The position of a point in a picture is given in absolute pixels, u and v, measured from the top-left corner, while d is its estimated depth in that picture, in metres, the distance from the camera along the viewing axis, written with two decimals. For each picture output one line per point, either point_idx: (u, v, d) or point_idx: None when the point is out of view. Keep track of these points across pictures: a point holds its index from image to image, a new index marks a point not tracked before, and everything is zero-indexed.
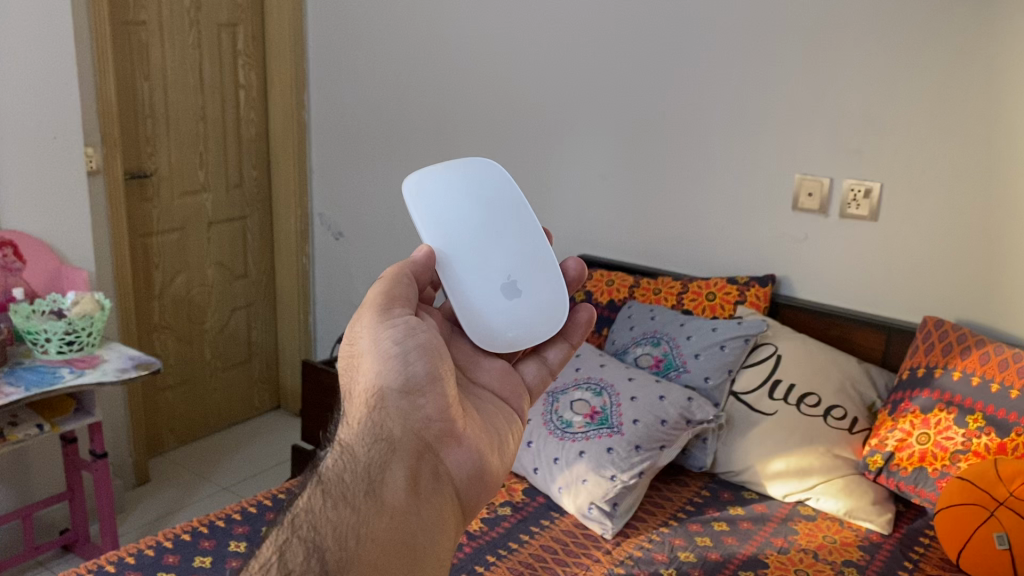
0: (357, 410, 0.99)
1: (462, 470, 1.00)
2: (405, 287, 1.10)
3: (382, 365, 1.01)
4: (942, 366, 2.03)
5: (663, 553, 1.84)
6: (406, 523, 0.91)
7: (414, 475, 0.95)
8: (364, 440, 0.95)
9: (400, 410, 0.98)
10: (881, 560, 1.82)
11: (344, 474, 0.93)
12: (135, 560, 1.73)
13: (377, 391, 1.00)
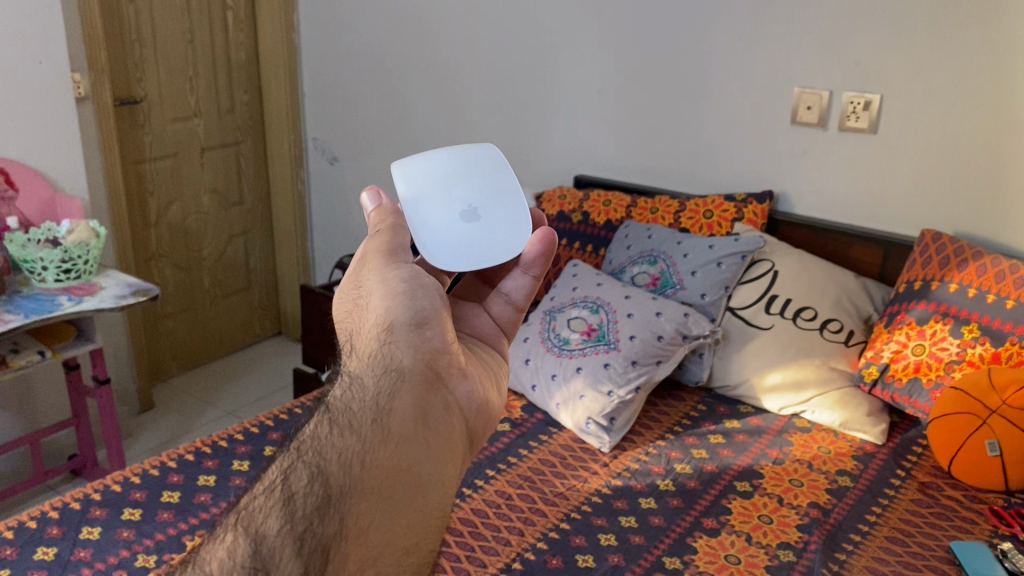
0: (367, 343, 0.92)
1: (465, 403, 0.94)
2: (403, 236, 1.06)
3: (390, 303, 0.95)
4: (939, 278, 2.02)
5: (660, 465, 1.87)
6: (415, 451, 0.82)
7: (424, 402, 0.86)
8: (372, 369, 0.88)
9: (411, 341, 0.91)
10: (874, 469, 1.85)
11: (349, 401, 0.84)
12: (140, 479, 1.76)
13: (387, 324, 0.93)
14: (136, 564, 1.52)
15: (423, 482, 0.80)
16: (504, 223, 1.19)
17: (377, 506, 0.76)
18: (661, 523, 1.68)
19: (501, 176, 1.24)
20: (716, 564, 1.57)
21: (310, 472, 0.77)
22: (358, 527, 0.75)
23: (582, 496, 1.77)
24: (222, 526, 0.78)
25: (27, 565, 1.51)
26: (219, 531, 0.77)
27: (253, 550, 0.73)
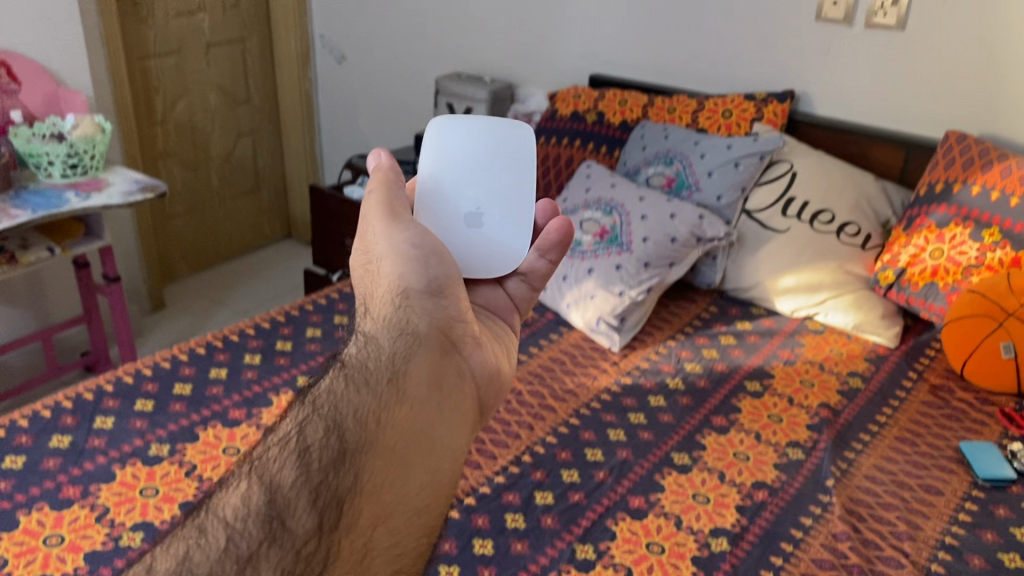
0: (383, 303, 0.92)
1: (477, 370, 0.95)
2: (400, 192, 1.04)
3: (405, 263, 0.95)
4: (962, 181, 1.97)
5: (670, 364, 1.87)
6: (428, 416, 0.83)
7: (437, 368, 0.88)
8: (386, 331, 0.88)
9: (427, 306, 0.93)
10: (885, 371, 1.85)
11: (364, 361, 0.84)
12: (152, 371, 1.77)
13: (401, 285, 0.93)
14: (151, 452, 1.54)
15: (435, 448, 0.82)
16: (509, 232, 1.12)
17: (389, 467, 0.77)
18: (670, 421, 1.69)
19: (530, 167, 1.15)
20: (725, 461, 1.58)
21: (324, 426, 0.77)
22: (371, 485, 0.75)
23: (591, 393, 1.78)
24: (233, 470, 0.76)
25: (43, 451, 1.52)
26: (230, 476, 0.75)
27: (269, 497, 0.71)
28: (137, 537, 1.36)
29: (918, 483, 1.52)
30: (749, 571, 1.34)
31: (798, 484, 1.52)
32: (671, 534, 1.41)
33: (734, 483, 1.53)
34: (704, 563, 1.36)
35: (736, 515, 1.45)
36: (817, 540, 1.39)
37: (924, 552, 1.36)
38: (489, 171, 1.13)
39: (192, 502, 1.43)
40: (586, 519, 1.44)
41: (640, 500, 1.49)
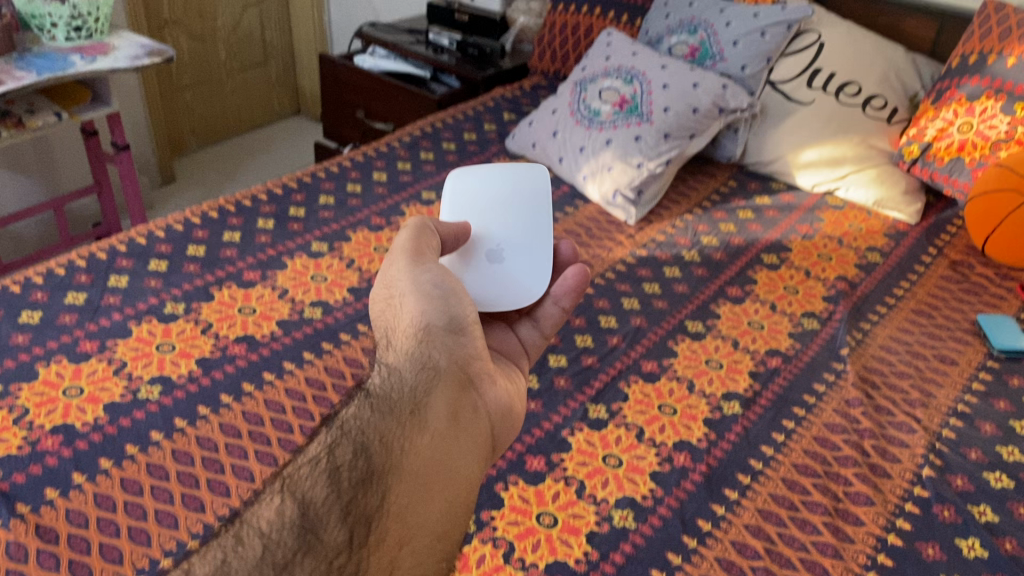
0: (404, 338, 0.90)
1: (492, 408, 0.92)
2: (430, 240, 1.06)
3: (426, 299, 0.94)
4: (998, 52, 1.89)
5: (687, 237, 1.85)
6: (448, 449, 0.79)
7: (458, 402, 0.86)
8: (410, 366, 0.86)
9: (447, 342, 0.91)
10: (905, 247, 1.83)
11: (390, 391, 0.80)
12: (165, 234, 1.75)
13: (424, 319, 0.92)
14: (166, 311, 1.54)
15: (458, 474, 0.79)
16: (529, 268, 1.23)
17: (416, 492, 0.73)
18: (685, 291, 1.68)
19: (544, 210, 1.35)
20: (739, 330, 1.58)
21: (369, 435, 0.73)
22: (398, 508, 0.71)
23: (606, 263, 1.76)
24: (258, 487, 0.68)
25: (58, 307, 1.52)
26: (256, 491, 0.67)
27: (301, 511, 0.65)
28: (156, 391, 1.37)
29: (932, 353, 1.52)
30: (760, 433, 1.36)
31: (812, 352, 1.53)
32: (684, 398, 1.43)
33: (748, 351, 1.53)
34: (716, 425, 1.37)
35: (749, 380, 1.46)
36: (829, 406, 1.40)
37: (935, 419, 1.38)
38: (512, 207, 1.33)
39: (209, 358, 1.44)
40: (599, 381, 1.46)
41: (653, 365, 1.50)
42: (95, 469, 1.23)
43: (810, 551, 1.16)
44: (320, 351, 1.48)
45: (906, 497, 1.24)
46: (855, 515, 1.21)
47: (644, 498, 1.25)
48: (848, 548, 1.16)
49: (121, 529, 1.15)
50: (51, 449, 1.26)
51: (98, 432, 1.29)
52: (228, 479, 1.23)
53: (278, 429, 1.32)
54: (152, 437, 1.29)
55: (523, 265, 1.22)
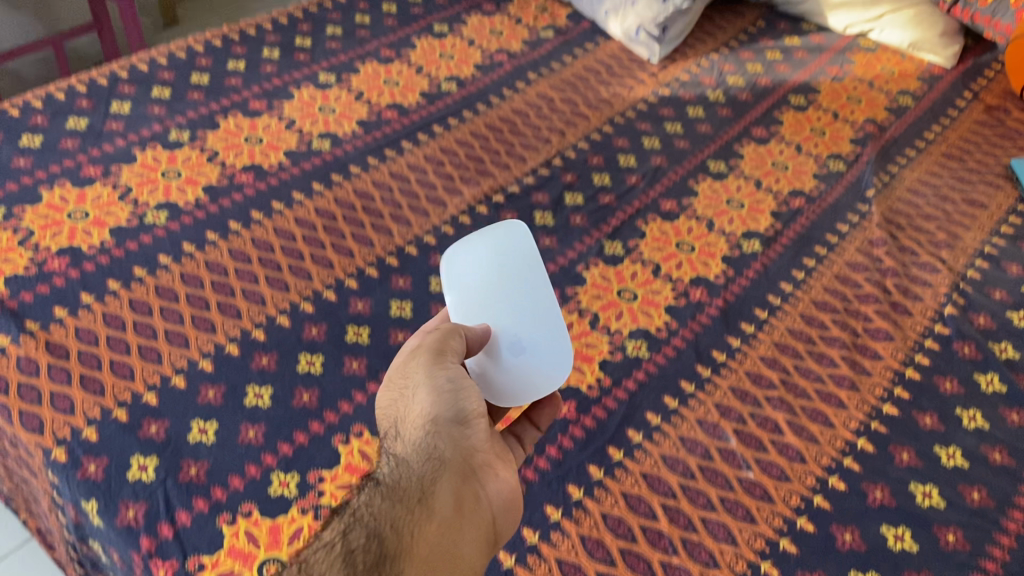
0: (413, 430, 0.80)
1: (497, 508, 0.81)
2: (462, 339, 0.85)
3: (436, 381, 0.82)
4: None
5: (711, 78, 1.77)
6: (444, 549, 0.72)
7: (461, 496, 0.77)
8: (408, 471, 0.76)
9: (456, 431, 0.80)
10: (939, 92, 1.75)
11: (379, 504, 0.71)
12: (167, 62, 1.67)
13: (431, 414, 0.80)
14: (171, 138, 1.49)
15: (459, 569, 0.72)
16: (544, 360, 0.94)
17: None
18: (708, 131, 1.62)
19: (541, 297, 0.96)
20: (763, 171, 1.53)
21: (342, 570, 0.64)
22: None
23: (627, 103, 1.69)
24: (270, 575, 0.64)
25: (59, 132, 1.47)
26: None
27: None
28: (163, 216, 1.34)
29: (961, 197, 1.47)
30: (780, 271, 1.32)
31: (837, 194, 1.48)
32: (703, 236, 1.39)
33: (770, 192, 1.48)
34: (735, 262, 1.34)
35: (771, 220, 1.42)
36: (852, 246, 1.37)
37: (960, 261, 1.34)
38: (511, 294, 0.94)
39: (216, 186, 1.40)
40: (616, 218, 1.41)
41: (672, 203, 1.45)
42: (103, 290, 1.21)
43: (826, 382, 1.14)
44: (329, 181, 1.44)
45: (927, 334, 1.21)
46: (873, 350, 1.19)
47: (659, 330, 1.23)
48: (864, 380, 1.15)
49: (132, 349, 1.14)
50: (58, 271, 1.24)
51: (105, 255, 1.27)
52: (238, 302, 1.22)
53: (288, 256, 1.30)
54: (160, 261, 1.27)
55: (554, 346, 0.94)
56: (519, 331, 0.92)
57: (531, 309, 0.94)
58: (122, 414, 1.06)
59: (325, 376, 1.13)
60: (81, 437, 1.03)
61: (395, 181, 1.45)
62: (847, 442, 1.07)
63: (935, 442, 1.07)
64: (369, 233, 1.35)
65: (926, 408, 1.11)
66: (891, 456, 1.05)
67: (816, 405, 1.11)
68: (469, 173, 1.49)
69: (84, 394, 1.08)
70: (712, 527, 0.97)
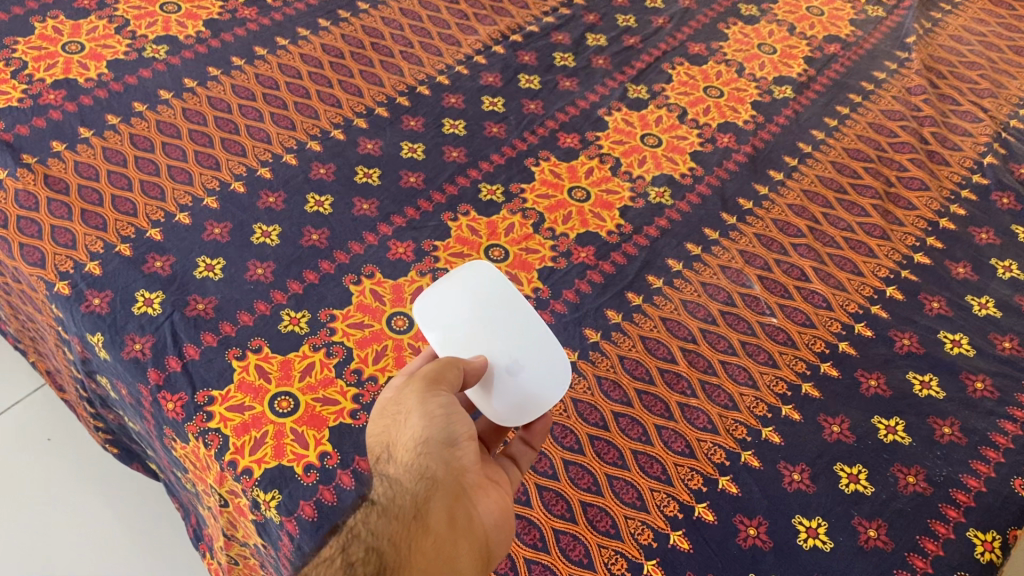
0: (403, 454, 0.63)
1: (502, 524, 0.66)
2: (454, 371, 0.69)
3: (425, 398, 0.65)
4: None
5: None
6: (445, 574, 0.58)
7: (456, 521, 0.62)
8: (396, 498, 0.61)
9: (450, 451, 0.64)
10: None
11: (372, 528, 0.58)
12: None
13: (423, 436, 0.63)
14: None
15: None
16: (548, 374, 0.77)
17: None
18: None
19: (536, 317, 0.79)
20: (797, 15, 1.44)
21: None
22: None
23: None
24: None
25: None
26: None
27: None
28: (163, 51, 1.27)
29: (1008, 45, 1.38)
30: (811, 118, 1.26)
31: (875, 40, 1.39)
32: (731, 81, 1.31)
33: (804, 37, 1.40)
34: (765, 108, 1.27)
35: (804, 66, 1.34)
36: (888, 93, 1.30)
37: (1004, 110, 1.27)
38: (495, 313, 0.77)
39: (217, 21, 1.33)
40: (641, 62, 1.34)
41: (700, 47, 1.37)
42: (102, 125, 1.16)
43: (856, 232, 1.10)
44: (336, 18, 1.36)
45: (963, 185, 1.16)
46: (906, 200, 1.14)
47: (682, 177, 1.18)
48: (896, 230, 1.10)
49: (133, 184, 1.10)
50: (54, 104, 1.18)
51: (103, 89, 1.21)
52: (243, 140, 1.16)
53: (294, 94, 1.23)
54: (161, 97, 1.21)
55: (555, 368, 0.77)
56: (513, 354, 0.76)
57: (525, 333, 0.77)
58: (126, 249, 1.03)
59: (334, 216, 1.09)
60: (84, 271, 1.00)
61: (406, 20, 1.37)
62: (875, 289, 1.03)
63: (967, 292, 1.03)
64: (379, 72, 1.28)
65: (960, 258, 1.06)
66: (921, 305, 1.01)
67: (845, 253, 1.07)
68: (485, 13, 1.40)
69: (86, 229, 1.04)
70: (733, 370, 0.94)
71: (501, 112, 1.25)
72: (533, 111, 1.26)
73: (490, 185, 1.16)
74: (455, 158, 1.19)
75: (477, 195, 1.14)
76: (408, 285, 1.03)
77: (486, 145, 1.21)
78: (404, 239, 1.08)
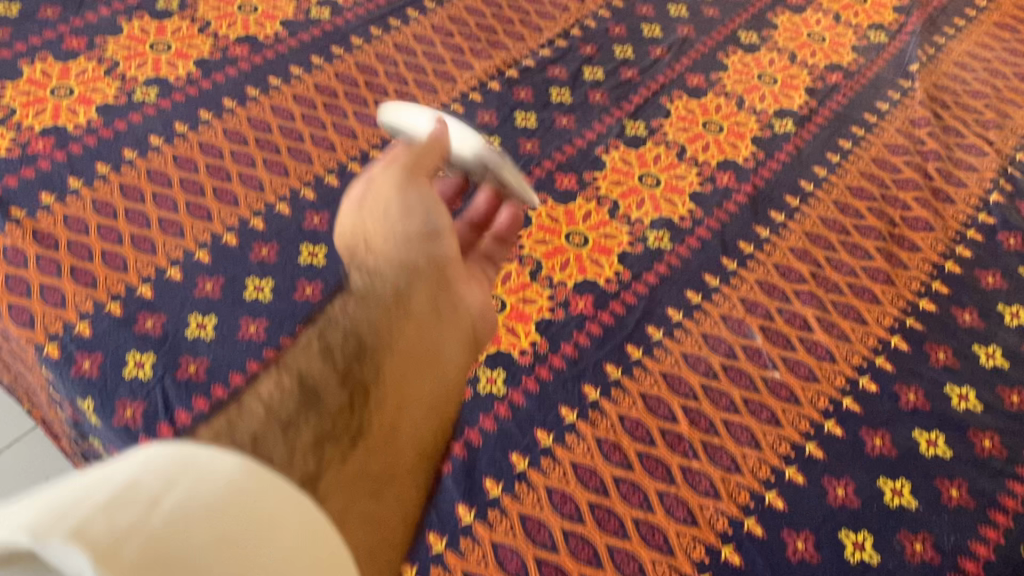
0: (389, 202, 0.83)
1: (473, 310, 0.84)
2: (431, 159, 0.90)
3: (398, 213, 0.82)
4: None
5: None
6: (426, 349, 0.73)
7: (439, 295, 0.79)
8: (378, 283, 0.76)
9: (438, 211, 0.85)
10: None
11: (352, 314, 0.71)
12: None
13: (403, 224, 0.82)
14: (159, 7, 1.38)
15: (441, 368, 0.74)
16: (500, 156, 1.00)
17: (388, 423, 0.65)
18: None
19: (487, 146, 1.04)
20: (798, 42, 1.41)
21: (279, 434, 0.57)
22: (381, 419, 0.64)
23: None
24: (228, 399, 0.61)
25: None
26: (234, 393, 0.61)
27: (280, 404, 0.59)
28: (153, 94, 1.25)
29: (1013, 73, 1.36)
30: (813, 154, 1.23)
31: (878, 68, 1.37)
32: (731, 115, 1.29)
33: (805, 66, 1.37)
34: (765, 144, 1.25)
35: (805, 98, 1.32)
36: (892, 126, 1.27)
37: (1010, 143, 1.24)
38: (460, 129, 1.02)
39: (208, 60, 1.31)
40: (639, 96, 1.31)
41: (699, 78, 1.34)
42: (91, 174, 1.14)
43: (859, 276, 1.07)
44: (329, 55, 1.34)
45: (969, 224, 1.14)
46: (911, 241, 1.11)
47: (682, 219, 1.15)
48: (901, 275, 1.07)
49: (123, 237, 1.08)
50: (43, 153, 1.16)
51: (92, 136, 1.19)
52: (235, 188, 1.14)
53: (286, 138, 1.21)
54: (151, 142, 1.19)
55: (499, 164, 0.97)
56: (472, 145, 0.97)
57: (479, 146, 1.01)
58: (117, 308, 1.01)
59: (328, 269, 1.07)
60: (74, 332, 0.98)
61: (401, 55, 1.35)
62: (880, 340, 1.01)
63: (974, 341, 1.01)
64: (373, 113, 1.26)
65: (966, 304, 1.04)
66: (926, 356, 0.99)
67: (849, 300, 1.05)
68: (480, 45, 1.38)
69: (75, 287, 1.02)
70: (736, 431, 0.92)
71: (497, 153, 1.23)
72: (529, 150, 1.23)
73: None
74: None
75: None
76: None
77: None
78: None
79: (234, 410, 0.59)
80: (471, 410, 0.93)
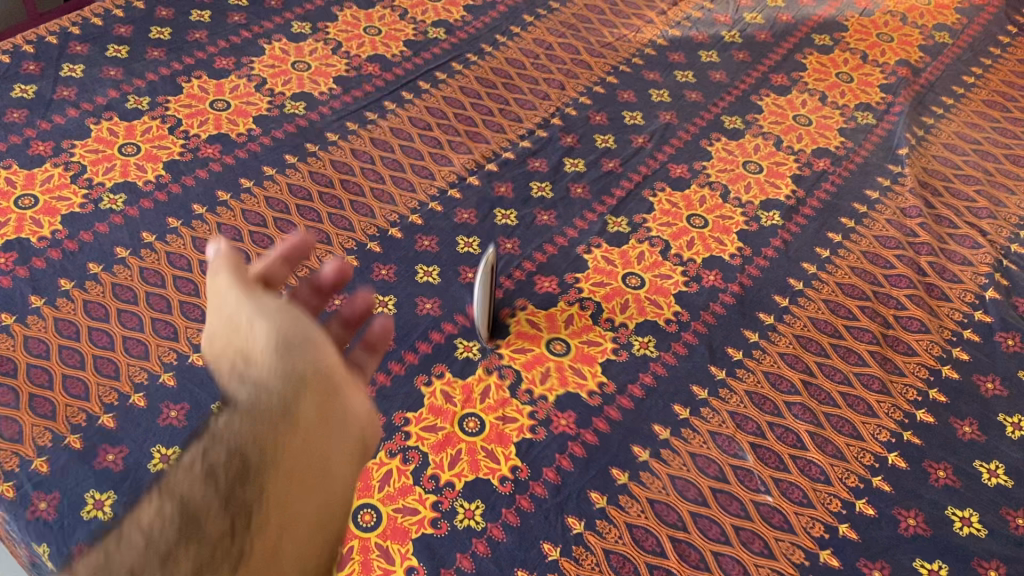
0: (263, 295, 0.68)
1: (366, 420, 0.65)
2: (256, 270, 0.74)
3: (275, 319, 0.63)
4: None
5: (727, 15, 1.60)
6: (316, 474, 0.55)
7: (326, 395, 0.60)
8: (259, 399, 0.56)
9: (290, 339, 0.62)
10: (979, 25, 1.59)
11: (223, 433, 0.52)
12: (124, 14, 1.52)
13: (273, 322, 0.63)
14: (129, 106, 1.35)
15: (336, 490, 0.57)
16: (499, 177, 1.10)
17: (297, 513, 0.52)
18: (722, 80, 1.46)
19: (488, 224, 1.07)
20: (783, 126, 1.38)
21: (157, 572, 0.43)
22: (279, 528, 0.50)
23: (633, 47, 1.53)
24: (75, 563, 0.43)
25: (4, 102, 1.32)
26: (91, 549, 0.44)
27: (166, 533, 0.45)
28: (121, 200, 1.21)
29: (1004, 154, 1.33)
30: (802, 248, 1.20)
31: (866, 151, 1.34)
32: (716, 207, 1.26)
33: (791, 151, 1.34)
34: (752, 238, 1.21)
35: (792, 187, 1.28)
36: (882, 216, 1.23)
37: (1003, 233, 1.21)
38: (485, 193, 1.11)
39: (179, 162, 1.27)
40: (621, 189, 1.28)
41: (683, 168, 1.31)
42: (54, 291, 1.09)
43: (853, 385, 1.04)
44: (303, 153, 1.30)
45: (965, 323, 1.10)
46: (905, 344, 1.08)
47: (668, 323, 1.11)
48: (896, 381, 1.04)
49: (85, 361, 1.03)
50: (4, 269, 1.11)
51: (57, 248, 1.14)
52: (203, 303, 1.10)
53: (258, 245, 1.17)
54: (117, 254, 1.14)
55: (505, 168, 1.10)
56: None
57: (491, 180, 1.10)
58: (76, 441, 0.95)
59: None
60: (31, 470, 0.92)
61: (377, 151, 1.32)
62: (875, 456, 0.97)
63: (974, 457, 0.97)
64: (348, 214, 1.22)
65: (965, 414, 1.01)
66: (926, 474, 0.95)
67: (842, 413, 1.01)
68: (459, 138, 1.35)
69: (33, 417, 0.97)
70: (727, 564, 0.88)
71: (476, 254, 1.18)
72: (509, 250, 1.19)
73: (465, 341, 1.07)
74: (429, 310, 1.11)
75: (452, 353, 1.06)
76: (377, 468, 0.94)
77: (461, 293, 1.13)
78: (373, 412, 0.99)
79: (112, 541, 0.44)
80: (447, 546, 0.88)
